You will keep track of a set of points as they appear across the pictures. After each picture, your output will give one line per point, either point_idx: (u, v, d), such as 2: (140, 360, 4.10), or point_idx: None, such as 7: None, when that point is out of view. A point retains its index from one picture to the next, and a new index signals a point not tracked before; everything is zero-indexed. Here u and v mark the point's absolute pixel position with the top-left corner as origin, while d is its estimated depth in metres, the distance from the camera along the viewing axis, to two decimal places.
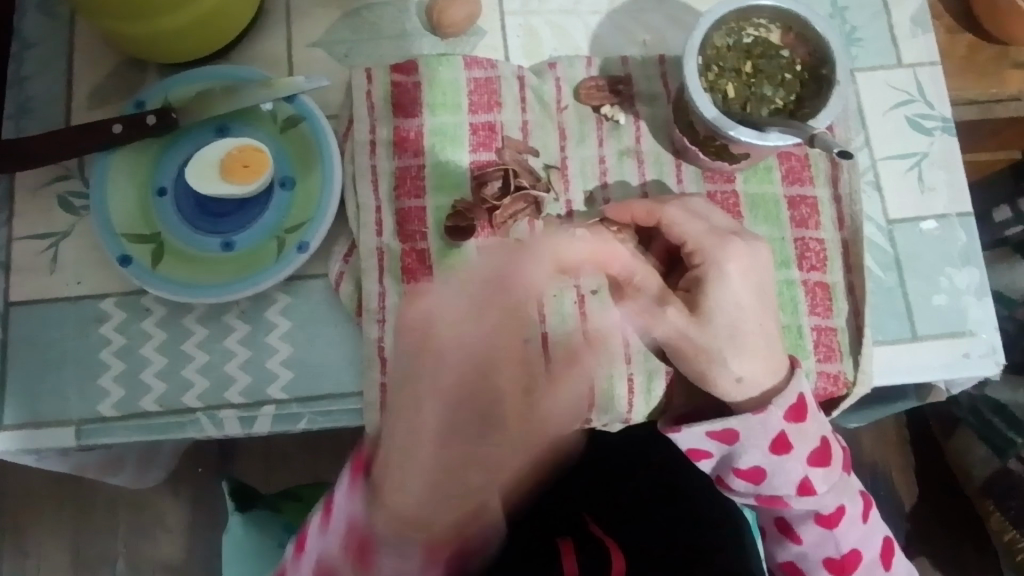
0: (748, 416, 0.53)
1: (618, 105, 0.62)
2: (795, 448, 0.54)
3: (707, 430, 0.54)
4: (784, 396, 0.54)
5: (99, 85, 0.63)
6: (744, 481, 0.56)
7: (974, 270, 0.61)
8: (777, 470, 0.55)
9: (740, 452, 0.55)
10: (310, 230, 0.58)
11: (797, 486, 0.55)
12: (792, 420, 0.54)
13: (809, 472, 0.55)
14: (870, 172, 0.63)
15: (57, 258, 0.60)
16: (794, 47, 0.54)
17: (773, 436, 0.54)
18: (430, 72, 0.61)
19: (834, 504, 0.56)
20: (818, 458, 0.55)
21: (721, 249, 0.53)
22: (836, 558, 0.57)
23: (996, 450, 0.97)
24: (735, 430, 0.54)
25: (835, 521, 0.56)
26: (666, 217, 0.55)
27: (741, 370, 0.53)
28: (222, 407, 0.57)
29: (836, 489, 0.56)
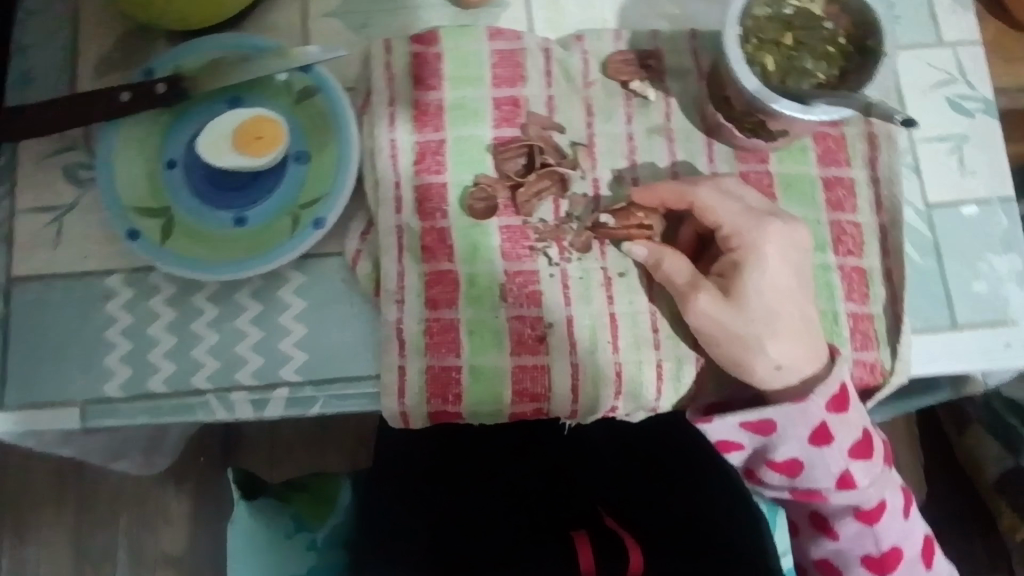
0: (786, 405, 0.52)
1: (648, 80, 0.60)
2: (837, 440, 0.53)
3: (743, 420, 0.53)
4: (826, 385, 0.52)
5: (106, 53, 0.61)
6: (780, 474, 0.56)
7: (1016, 256, 0.58)
8: (816, 462, 0.54)
9: (778, 443, 0.54)
10: (325, 206, 0.56)
11: (836, 480, 0.54)
12: (833, 410, 0.52)
13: (850, 464, 0.54)
14: (908, 154, 0.60)
15: (61, 233, 0.57)
16: (837, 19, 0.51)
17: (814, 427, 0.52)
18: (451, 44, 0.59)
19: (875, 498, 0.55)
20: (860, 451, 0.54)
21: (757, 231, 0.51)
22: (874, 554, 0.57)
23: (1011, 446, 0.94)
24: (773, 421, 0.52)
25: (875, 516, 0.55)
26: (698, 200, 0.53)
27: (779, 356, 0.51)
28: (233, 389, 0.55)
29: (876, 482, 0.55)
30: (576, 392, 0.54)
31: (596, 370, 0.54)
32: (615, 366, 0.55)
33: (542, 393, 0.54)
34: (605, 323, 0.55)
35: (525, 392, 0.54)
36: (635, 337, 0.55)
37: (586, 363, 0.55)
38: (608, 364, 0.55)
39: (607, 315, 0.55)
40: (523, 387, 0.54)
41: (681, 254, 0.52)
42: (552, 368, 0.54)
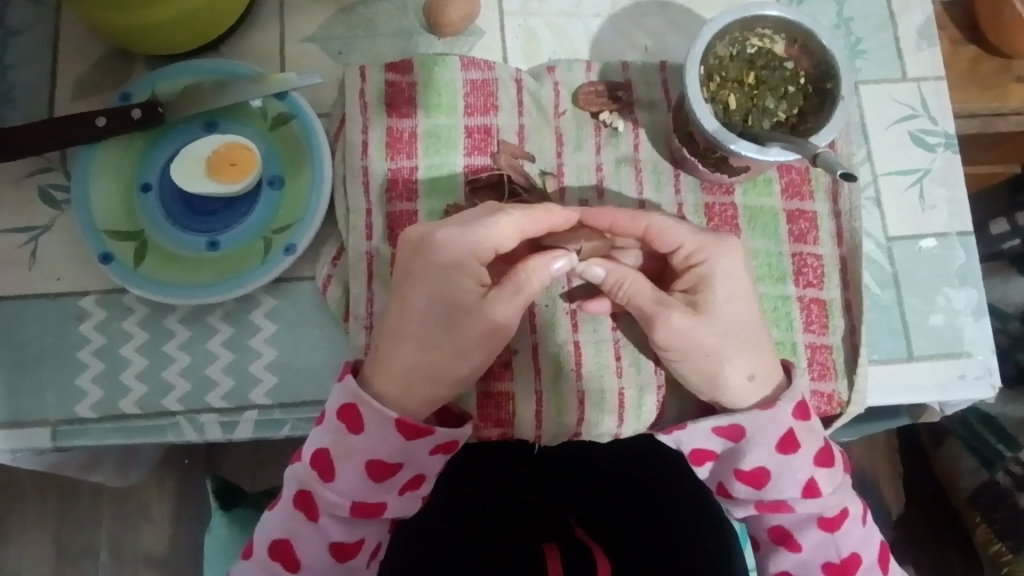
0: (757, 411, 0.53)
1: (618, 112, 0.61)
2: (802, 446, 0.53)
3: (713, 425, 0.54)
4: (792, 392, 0.53)
5: (84, 76, 0.62)
6: (748, 484, 0.54)
7: (972, 290, 0.60)
8: (784, 469, 0.53)
9: (746, 449, 0.53)
10: (297, 232, 0.57)
11: (802, 487, 0.53)
12: (798, 418, 0.53)
13: (815, 472, 0.53)
14: (870, 187, 0.62)
15: (37, 253, 0.58)
16: (798, 60, 0.53)
17: (781, 433, 0.52)
18: (425, 73, 0.60)
19: (838, 506, 0.53)
20: (824, 457, 0.53)
21: (721, 248, 0.52)
22: (836, 561, 0.53)
23: (985, 462, 0.95)
24: (741, 425, 0.53)
25: (838, 524, 0.53)
26: (653, 224, 0.53)
27: (750, 366, 0.52)
28: (203, 411, 0.56)
29: (840, 490, 0.54)
30: (540, 418, 0.56)
31: (560, 399, 0.56)
32: (579, 393, 0.57)
33: (507, 418, 0.56)
34: (570, 350, 0.57)
35: (490, 417, 0.56)
36: (599, 364, 0.57)
37: (549, 391, 0.57)
38: (572, 392, 0.57)
39: (572, 343, 0.57)
40: (487, 413, 0.56)
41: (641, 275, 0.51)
42: (517, 395, 0.56)
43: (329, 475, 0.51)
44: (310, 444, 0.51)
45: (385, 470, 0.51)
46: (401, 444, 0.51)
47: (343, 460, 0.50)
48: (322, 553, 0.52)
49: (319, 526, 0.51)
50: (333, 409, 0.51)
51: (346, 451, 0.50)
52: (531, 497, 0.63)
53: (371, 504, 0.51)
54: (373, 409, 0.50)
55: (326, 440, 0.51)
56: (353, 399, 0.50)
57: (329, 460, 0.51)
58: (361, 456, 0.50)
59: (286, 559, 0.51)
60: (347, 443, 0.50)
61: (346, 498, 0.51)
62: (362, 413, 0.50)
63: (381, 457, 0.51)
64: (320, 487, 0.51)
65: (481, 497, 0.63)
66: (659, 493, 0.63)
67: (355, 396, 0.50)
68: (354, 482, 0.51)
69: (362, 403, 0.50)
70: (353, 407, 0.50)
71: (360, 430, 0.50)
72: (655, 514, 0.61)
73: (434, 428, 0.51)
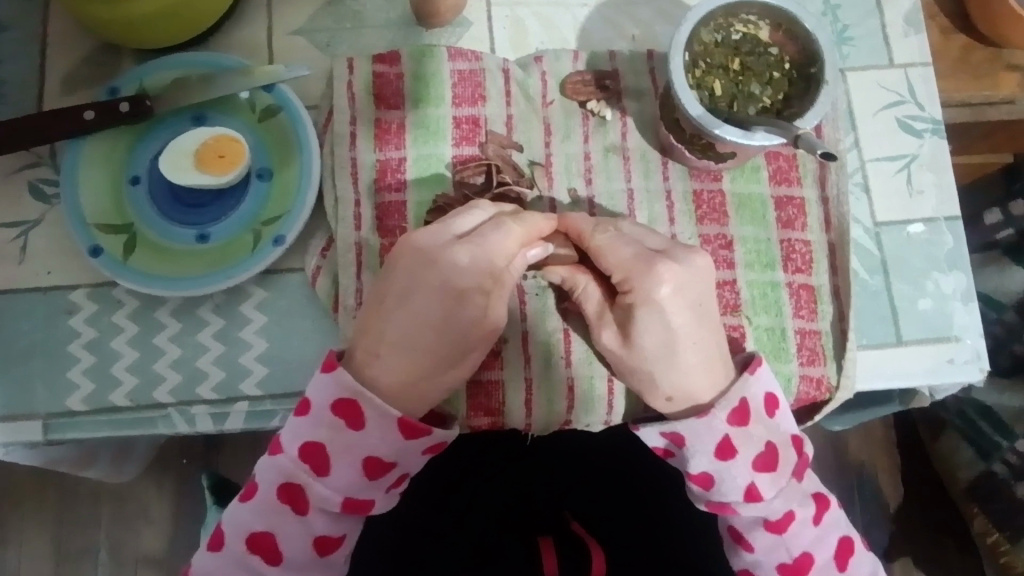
0: (692, 420, 0.52)
1: (605, 101, 0.61)
2: (740, 453, 0.53)
3: (656, 432, 0.54)
4: (725, 399, 0.52)
5: (74, 70, 0.62)
6: (697, 487, 0.55)
7: (961, 274, 0.60)
8: (724, 475, 0.53)
9: (687, 456, 0.54)
10: (286, 223, 0.57)
11: (744, 492, 0.53)
12: (735, 423, 0.53)
13: (756, 477, 0.53)
14: (859, 173, 0.62)
15: (27, 247, 0.58)
16: (783, 45, 0.53)
17: (719, 441, 0.53)
18: (413, 64, 0.60)
19: (782, 510, 0.53)
20: (764, 463, 0.53)
21: (648, 279, 0.50)
22: (788, 562, 0.54)
23: (981, 453, 0.95)
24: (681, 433, 0.53)
25: (784, 527, 0.53)
26: (595, 245, 0.53)
27: (670, 389, 0.52)
28: (194, 403, 0.56)
29: (785, 494, 0.53)
30: (529, 405, 0.57)
31: (550, 386, 0.57)
32: (568, 380, 0.57)
33: (497, 406, 0.56)
34: (560, 337, 0.57)
35: (479, 406, 0.56)
36: (588, 352, 0.57)
37: (539, 379, 0.57)
38: (562, 379, 0.57)
39: (561, 330, 0.57)
40: (477, 401, 0.56)
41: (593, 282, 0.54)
42: (507, 383, 0.57)
43: (323, 470, 0.51)
44: (302, 438, 0.51)
45: (378, 468, 0.52)
46: (397, 442, 0.51)
47: (338, 457, 0.51)
48: (303, 547, 0.52)
49: (305, 520, 0.51)
50: (329, 404, 0.50)
51: (341, 447, 0.51)
52: (518, 490, 0.65)
53: (360, 501, 0.52)
54: (375, 406, 0.50)
55: (318, 435, 0.51)
56: (353, 396, 0.50)
57: (323, 456, 0.51)
58: (360, 452, 0.51)
59: (265, 552, 0.52)
60: (343, 439, 0.51)
61: (337, 494, 0.51)
62: (363, 411, 0.50)
63: (375, 455, 0.51)
64: (312, 482, 0.51)
65: (469, 489, 0.65)
66: (648, 489, 0.65)
67: (355, 393, 0.50)
68: (347, 477, 0.51)
69: (363, 400, 0.50)
70: (353, 403, 0.50)
71: (360, 426, 0.51)
72: (639, 509, 0.64)
73: (430, 428, 0.52)
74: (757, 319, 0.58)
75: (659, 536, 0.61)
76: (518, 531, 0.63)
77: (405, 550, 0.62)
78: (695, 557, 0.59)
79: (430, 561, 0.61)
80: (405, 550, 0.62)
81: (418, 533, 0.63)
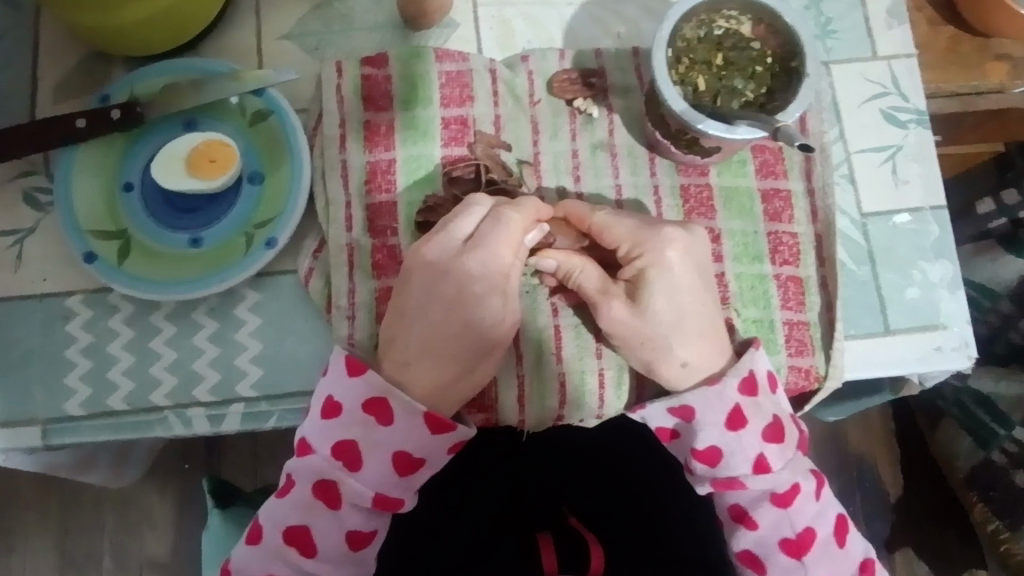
0: (704, 390, 0.54)
1: (592, 98, 0.62)
2: (750, 423, 0.54)
3: (666, 405, 0.55)
4: (736, 368, 0.54)
5: (65, 79, 0.62)
6: (702, 465, 0.55)
7: (947, 263, 0.60)
8: (734, 447, 0.54)
9: (698, 430, 0.54)
10: (278, 225, 0.57)
11: (753, 465, 0.54)
12: (745, 393, 0.54)
13: (765, 448, 0.54)
14: (845, 165, 0.63)
15: (22, 255, 0.59)
16: (764, 39, 0.54)
17: (729, 410, 0.54)
18: (401, 66, 0.61)
19: (789, 481, 0.54)
20: (773, 434, 0.54)
21: (656, 241, 0.53)
22: (792, 537, 0.54)
23: (980, 442, 0.95)
24: (692, 405, 0.54)
25: (790, 500, 0.54)
26: (595, 223, 0.54)
27: (685, 354, 0.53)
28: (191, 405, 0.56)
29: (792, 466, 0.54)
30: (522, 402, 0.57)
31: (542, 381, 0.57)
32: (560, 376, 0.58)
33: (490, 403, 0.57)
34: (551, 334, 0.58)
35: (474, 402, 0.57)
36: (579, 347, 0.58)
37: (531, 375, 0.57)
38: (553, 375, 0.57)
39: (552, 327, 0.58)
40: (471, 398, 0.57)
41: (591, 265, 0.53)
42: (499, 379, 0.57)
43: (356, 465, 0.51)
44: (336, 436, 0.51)
45: (409, 464, 0.52)
46: (424, 437, 0.52)
47: (370, 453, 0.51)
48: (337, 542, 0.52)
49: (339, 515, 0.52)
50: (360, 403, 0.52)
51: (373, 443, 0.51)
52: (512, 484, 0.66)
53: (392, 499, 0.52)
54: (404, 402, 0.52)
55: (352, 431, 0.51)
56: (382, 393, 0.51)
57: (355, 452, 0.51)
58: (390, 447, 0.52)
59: (301, 546, 0.52)
60: (374, 435, 0.51)
61: (369, 489, 0.52)
62: (393, 407, 0.52)
63: (405, 451, 0.52)
64: (345, 477, 0.51)
65: (462, 486, 0.66)
66: (644, 483, 0.66)
67: (385, 391, 0.52)
68: (378, 472, 0.52)
69: (393, 398, 0.52)
70: (382, 400, 0.52)
71: (389, 422, 0.52)
72: (635, 503, 0.65)
73: (455, 424, 0.53)
74: (745, 312, 0.58)
75: (654, 532, 0.63)
76: (513, 527, 0.65)
77: (407, 549, 0.63)
78: (692, 550, 0.61)
79: (430, 559, 0.62)
80: (405, 547, 0.63)
81: (416, 531, 0.64)
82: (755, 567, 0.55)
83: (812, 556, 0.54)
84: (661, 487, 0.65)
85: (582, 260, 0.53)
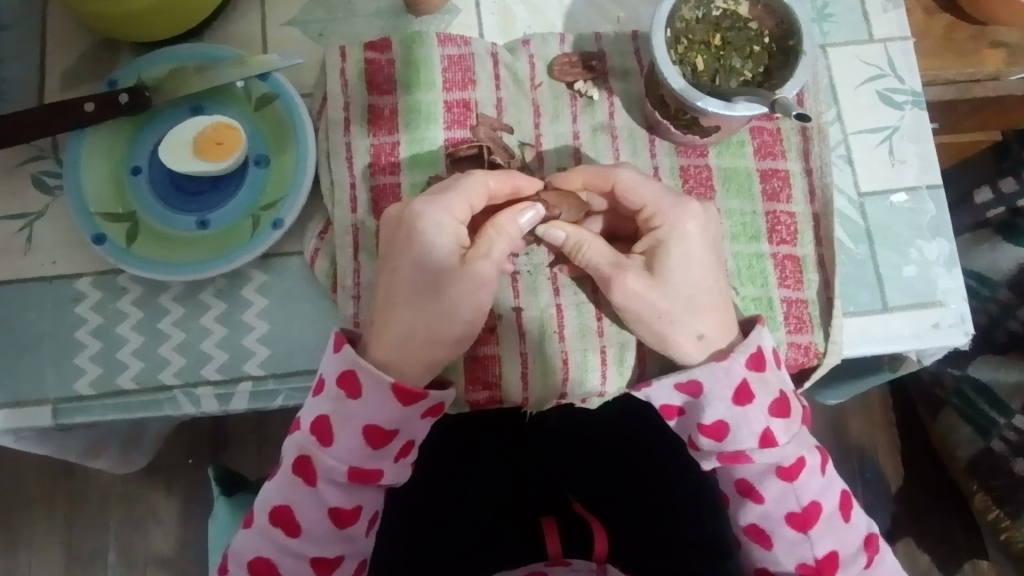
0: (712, 365, 0.54)
1: (592, 81, 0.63)
2: (757, 398, 0.54)
3: (673, 381, 0.55)
4: (744, 344, 0.55)
5: (73, 66, 0.63)
6: (709, 439, 0.56)
7: (944, 241, 0.61)
8: (741, 421, 0.54)
9: (705, 405, 0.55)
10: (284, 207, 0.58)
11: (759, 439, 0.55)
12: (752, 368, 0.54)
13: (771, 422, 0.54)
14: (842, 146, 0.64)
15: (32, 239, 0.60)
16: (762, 20, 0.54)
17: (736, 385, 0.54)
18: (403, 50, 0.62)
19: (795, 455, 0.55)
20: (779, 409, 0.55)
21: None
22: (797, 511, 0.55)
23: (980, 432, 0.96)
24: (699, 380, 0.55)
25: (796, 474, 0.55)
26: (620, 181, 0.55)
27: (699, 327, 0.54)
28: (199, 384, 0.57)
29: (797, 440, 0.55)
30: (526, 379, 0.58)
31: (544, 359, 0.58)
32: (562, 354, 0.58)
33: (494, 380, 0.58)
34: (552, 313, 0.59)
35: (478, 380, 0.58)
36: (581, 326, 0.59)
37: (533, 352, 0.58)
38: (555, 353, 0.58)
39: (553, 306, 0.59)
40: (475, 375, 0.58)
41: (599, 240, 0.54)
42: (503, 357, 0.58)
43: (328, 441, 0.52)
44: (311, 411, 0.53)
45: (381, 436, 0.53)
46: (396, 409, 0.52)
47: (340, 427, 0.52)
48: (321, 519, 0.53)
49: (317, 492, 0.53)
50: (334, 377, 0.53)
51: (343, 417, 0.52)
52: (514, 472, 0.68)
53: (369, 470, 0.53)
54: (372, 375, 0.52)
55: (324, 406, 0.52)
56: (352, 366, 0.52)
57: (328, 426, 0.52)
58: (360, 421, 0.52)
59: (286, 525, 0.53)
60: (343, 409, 0.52)
61: (343, 463, 0.53)
62: (361, 379, 0.52)
63: (376, 423, 0.52)
64: (318, 452, 0.53)
65: (466, 472, 0.67)
66: (652, 465, 0.67)
67: (354, 364, 0.52)
68: (350, 446, 0.52)
69: (360, 370, 0.52)
70: (352, 373, 0.52)
71: (358, 396, 0.52)
72: (640, 488, 0.66)
73: (427, 392, 0.53)
74: (743, 290, 0.59)
75: (658, 516, 0.64)
76: (517, 514, 0.65)
77: (416, 536, 0.64)
78: (697, 536, 0.62)
79: (436, 547, 0.64)
80: (412, 534, 0.64)
81: (422, 518, 0.65)
82: (761, 541, 0.56)
83: (818, 530, 0.55)
84: (667, 472, 0.66)
85: (591, 234, 0.54)
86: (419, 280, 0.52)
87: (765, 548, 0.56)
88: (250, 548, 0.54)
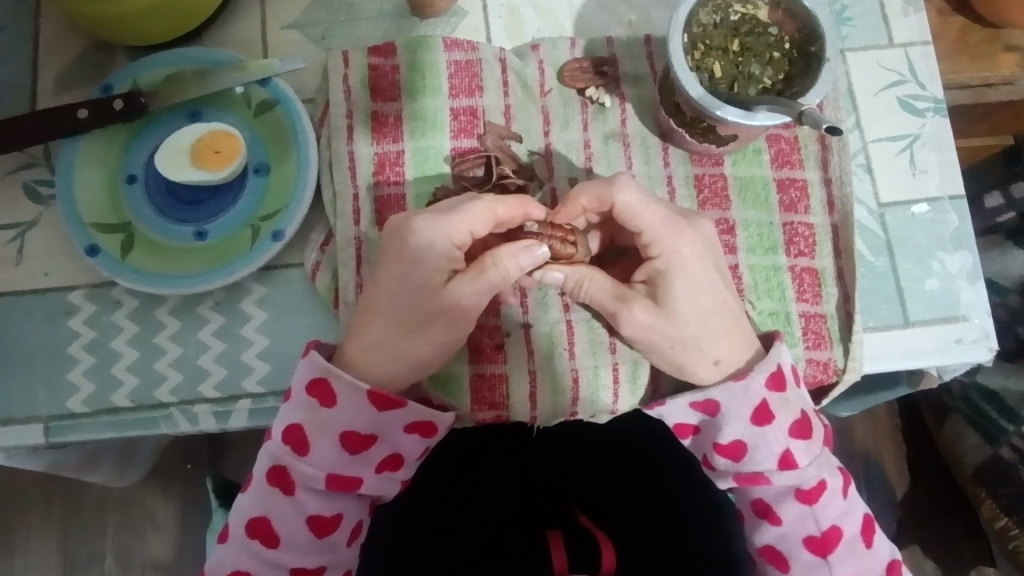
0: (729, 385, 0.53)
1: (604, 87, 0.61)
2: (777, 418, 0.52)
3: (689, 400, 0.54)
4: (764, 363, 0.53)
5: (67, 70, 0.61)
6: (725, 459, 0.54)
7: (966, 254, 0.59)
8: (759, 441, 0.53)
9: (721, 424, 0.53)
10: (285, 218, 0.56)
11: (778, 459, 0.53)
12: (773, 388, 0.53)
13: (791, 443, 0.53)
14: (861, 154, 0.62)
15: (23, 249, 0.58)
16: (783, 24, 0.52)
17: (755, 405, 0.52)
18: (408, 55, 0.59)
19: (815, 478, 0.53)
20: (800, 429, 0.53)
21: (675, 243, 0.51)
22: (816, 534, 0.53)
23: (989, 438, 0.92)
24: (716, 399, 0.53)
25: (816, 496, 0.53)
26: (618, 205, 0.50)
27: (717, 352, 0.52)
28: (196, 401, 0.55)
29: (818, 462, 0.53)
30: (535, 398, 0.56)
31: (553, 376, 0.56)
32: (573, 371, 0.56)
33: (501, 400, 0.56)
34: (563, 328, 0.57)
35: (484, 399, 0.56)
36: (592, 341, 0.57)
37: (543, 370, 0.56)
38: (565, 370, 0.56)
39: (564, 321, 0.57)
40: (481, 395, 0.56)
41: (600, 273, 0.52)
42: (511, 375, 0.56)
43: (304, 449, 0.51)
44: (283, 420, 0.51)
45: (360, 442, 0.51)
46: (373, 415, 0.51)
47: (318, 435, 0.50)
48: (300, 528, 0.52)
49: (297, 501, 0.51)
50: (306, 385, 0.51)
51: (320, 424, 0.51)
52: (520, 482, 0.65)
53: (348, 477, 0.51)
54: (346, 381, 0.50)
55: (296, 416, 0.51)
56: (324, 373, 0.51)
57: (303, 435, 0.51)
58: (337, 428, 0.51)
59: (265, 537, 0.51)
60: (320, 417, 0.50)
61: (322, 471, 0.51)
62: (336, 387, 0.50)
63: (354, 429, 0.51)
64: (294, 461, 0.51)
65: (471, 479, 0.65)
66: (661, 477, 0.64)
67: (326, 371, 0.51)
68: (329, 454, 0.51)
69: (334, 377, 0.50)
70: (325, 381, 0.51)
71: (333, 403, 0.51)
72: (648, 500, 0.63)
73: (405, 402, 0.51)
74: (760, 304, 0.57)
75: (667, 529, 0.61)
76: (522, 523, 0.63)
77: (414, 549, 0.61)
78: (709, 551, 0.58)
79: (437, 556, 0.60)
80: (412, 545, 0.61)
81: (423, 528, 0.63)
82: (777, 564, 0.55)
83: (837, 555, 0.53)
84: (676, 484, 0.64)
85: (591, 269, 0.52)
86: (425, 295, 0.50)
87: (781, 571, 0.54)
88: (228, 561, 0.52)
